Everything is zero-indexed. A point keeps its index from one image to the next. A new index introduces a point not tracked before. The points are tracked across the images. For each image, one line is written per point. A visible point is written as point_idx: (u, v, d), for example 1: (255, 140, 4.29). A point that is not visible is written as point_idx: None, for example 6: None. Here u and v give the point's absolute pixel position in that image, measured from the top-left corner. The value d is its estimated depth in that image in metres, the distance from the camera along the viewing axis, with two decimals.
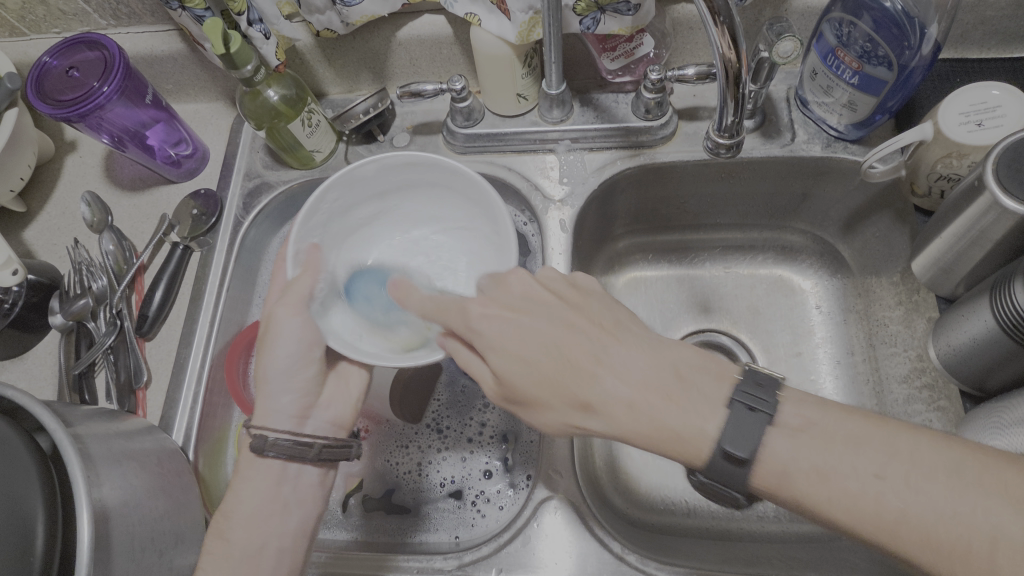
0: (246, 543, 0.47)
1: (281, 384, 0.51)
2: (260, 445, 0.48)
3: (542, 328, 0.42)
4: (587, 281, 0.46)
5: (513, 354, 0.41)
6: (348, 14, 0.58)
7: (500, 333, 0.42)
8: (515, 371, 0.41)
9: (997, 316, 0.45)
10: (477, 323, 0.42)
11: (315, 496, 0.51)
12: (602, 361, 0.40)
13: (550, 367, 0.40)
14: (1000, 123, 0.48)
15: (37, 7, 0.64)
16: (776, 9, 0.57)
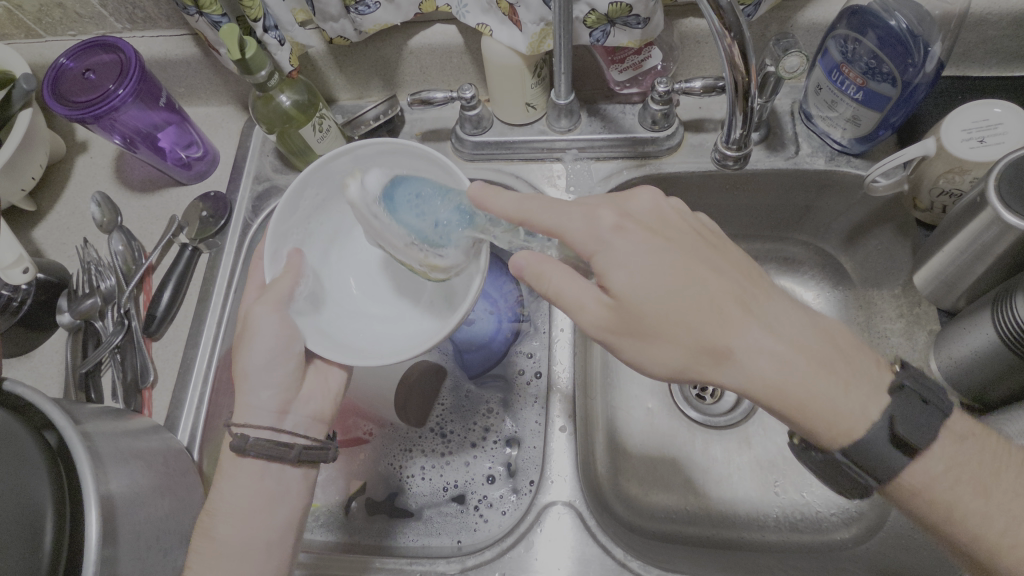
0: (231, 538, 0.48)
1: (260, 380, 0.50)
2: (240, 444, 0.48)
3: (676, 255, 0.40)
4: (640, 203, 0.43)
5: (634, 266, 0.39)
6: (361, 22, 0.59)
7: (624, 254, 0.40)
8: (641, 285, 0.39)
9: (999, 330, 0.46)
10: (597, 245, 0.41)
11: (300, 491, 0.52)
12: (752, 306, 0.39)
13: (676, 290, 0.39)
14: (1002, 140, 0.49)
15: (54, 10, 0.65)
16: (783, 24, 0.58)
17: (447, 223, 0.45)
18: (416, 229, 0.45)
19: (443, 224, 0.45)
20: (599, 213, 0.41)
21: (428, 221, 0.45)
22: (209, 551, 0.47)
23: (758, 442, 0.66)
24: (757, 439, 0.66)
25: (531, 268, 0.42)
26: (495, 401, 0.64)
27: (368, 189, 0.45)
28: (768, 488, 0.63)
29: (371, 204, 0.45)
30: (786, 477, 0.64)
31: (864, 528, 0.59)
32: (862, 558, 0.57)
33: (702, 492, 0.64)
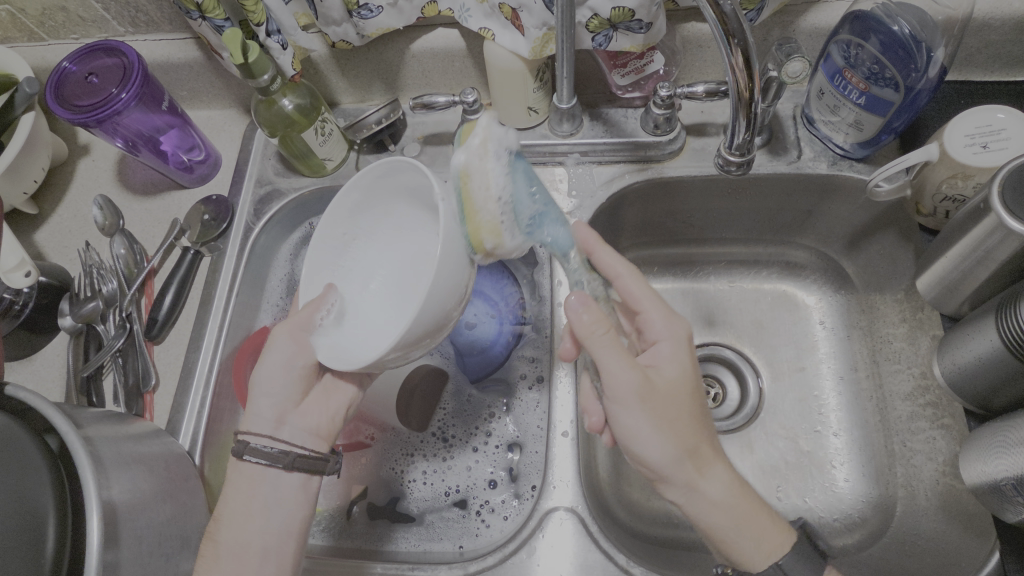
0: (232, 541, 0.48)
1: (267, 389, 0.53)
2: (239, 448, 0.50)
3: (680, 402, 0.47)
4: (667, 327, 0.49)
5: (683, 364, 0.48)
6: (364, 26, 0.59)
7: (673, 358, 0.48)
8: (679, 376, 0.47)
9: (1003, 336, 0.45)
10: (665, 338, 0.49)
11: (300, 499, 0.51)
12: (709, 464, 0.47)
13: (696, 396, 0.48)
14: (1005, 145, 0.49)
15: (57, 13, 0.65)
16: (785, 29, 0.58)
17: (537, 224, 0.48)
18: (514, 199, 0.45)
19: (535, 220, 0.48)
20: (666, 317, 0.49)
21: (529, 206, 0.47)
22: (211, 554, 0.48)
23: (761, 447, 0.66)
24: (760, 443, 0.66)
25: (589, 312, 0.45)
26: (497, 406, 0.64)
27: (505, 143, 0.45)
28: (770, 493, 0.63)
29: (500, 153, 0.45)
30: (789, 482, 0.63)
31: (868, 533, 0.59)
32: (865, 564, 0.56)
33: None
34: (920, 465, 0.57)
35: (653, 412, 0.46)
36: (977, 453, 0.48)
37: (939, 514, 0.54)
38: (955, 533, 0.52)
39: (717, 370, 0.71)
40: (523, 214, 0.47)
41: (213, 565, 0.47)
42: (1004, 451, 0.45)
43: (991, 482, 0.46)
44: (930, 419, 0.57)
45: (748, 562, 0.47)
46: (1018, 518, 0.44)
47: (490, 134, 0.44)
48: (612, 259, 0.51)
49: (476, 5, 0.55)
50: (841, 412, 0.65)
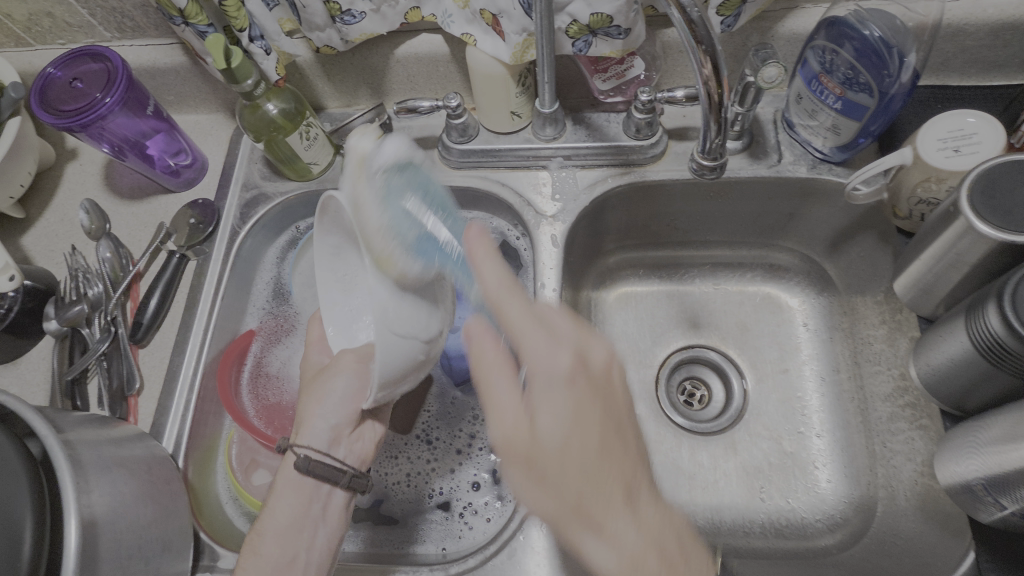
0: (278, 557, 0.49)
1: (332, 406, 0.54)
2: (303, 464, 0.51)
3: (551, 409, 0.40)
4: (556, 358, 0.41)
5: (566, 419, 0.40)
6: (347, 31, 0.60)
7: (558, 402, 0.40)
8: (556, 439, 0.40)
9: (971, 338, 0.46)
10: (542, 357, 0.41)
11: (340, 517, 0.52)
12: (602, 524, 0.39)
13: (592, 471, 0.39)
14: (976, 149, 0.50)
15: (43, 18, 0.65)
16: (763, 34, 0.59)
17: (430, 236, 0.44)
18: (402, 222, 0.42)
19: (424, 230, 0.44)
20: (548, 334, 0.41)
21: (413, 226, 0.43)
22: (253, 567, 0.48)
23: (744, 449, 0.66)
24: (743, 445, 0.66)
25: (477, 347, 0.43)
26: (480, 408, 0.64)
27: (382, 158, 0.42)
28: (754, 494, 0.63)
29: (376, 175, 0.42)
30: (772, 483, 0.64)
31: (849, 534, 0.60)
32: (845, 564, 0.57)
33: (688, 497, 0.64)
34: (900, 466, 0.58)
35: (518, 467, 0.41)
36: (949, 453, 0.48)
37: (917, 514, 0.55)
38: (931, 532, 0.53)
39: (701, 372, 0.71)
40: (416, 237, 0.43)
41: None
42: (974, 452, 0.46)
43: (962, 482, 0.47)
44: (909, 420, 0.57)
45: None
46: (990, 517, 0.45)
47: (368, 157, 0.42)
48: (495, 269, 0.42)
49: (458, 11, 0.56)
50: (824, 413, 0.66)
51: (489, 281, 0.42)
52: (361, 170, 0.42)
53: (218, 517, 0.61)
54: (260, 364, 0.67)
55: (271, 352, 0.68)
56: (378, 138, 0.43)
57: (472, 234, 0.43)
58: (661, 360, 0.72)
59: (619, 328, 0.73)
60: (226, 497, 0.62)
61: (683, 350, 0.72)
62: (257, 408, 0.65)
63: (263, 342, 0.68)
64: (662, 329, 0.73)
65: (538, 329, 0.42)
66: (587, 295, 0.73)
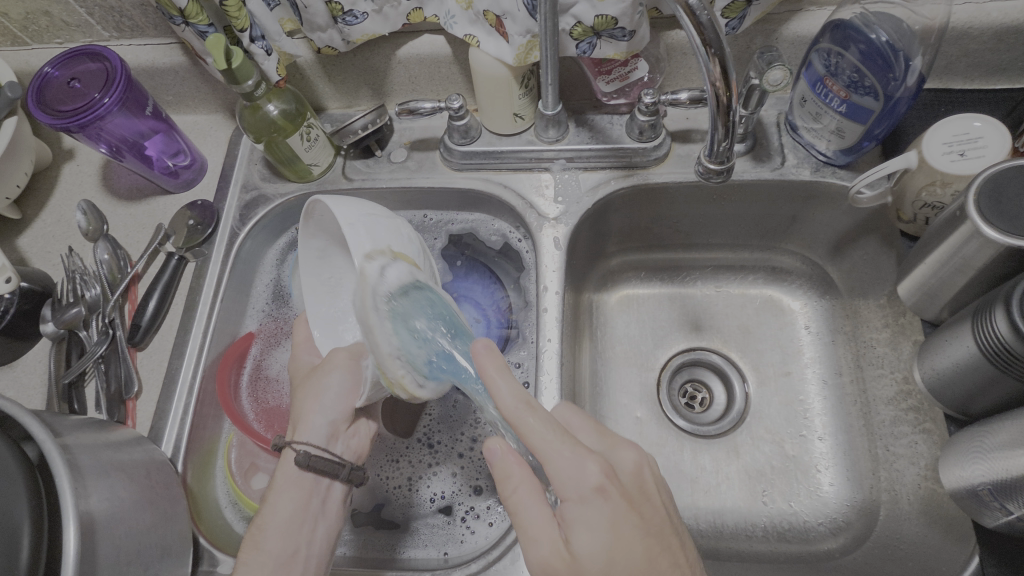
0: (280, 552, 0.48)
1: (329, 403, 0.52)
2: (305, 460, 0.49)
3: (587, 529, 0.40)
4: (577, 473, 0.40)
5: (603, 539, 0.40)
6: (349, 32, 0.59)
7: (592, 517, 0.40)
8: (597, 561, 0.39)
9: (977, 343, 0.46)
10: (573, 475, 0.40)
11: (338, 511, 0.52)
12: None
13: (637, 574, 0.40)
14: (982, 153, 0.49)
15: (40, 17, 0.65)
16: (767, 37, 0.58)
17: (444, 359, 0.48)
18: (410, 346, 0.47)
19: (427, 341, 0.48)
20: (571, 448, 0.40)
21: (420, 348, 0.47)
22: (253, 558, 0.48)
23: (747, 452, 0.66)
24: (745, 449, 0.66)
25: (502, 466, 0.42)
26: (483, 411, 0.64)
27: (383, 291, 0.46)
28: (756, 497, 0.63)
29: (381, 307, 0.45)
30: (774, 487, 0.64)
31: (852, 537, 0.59)
32: (849, 568, 0.57)
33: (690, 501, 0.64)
34: (903, 470, 0.57)
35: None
36: (954, 457, 0.48)
37: (921, 518, 0.55)
38: (935, 536, 0.52)
39: (704, 375, 0.71)
40: (423, 360, 0.47)
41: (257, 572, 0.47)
42: (981, 456, 0.45)
43: (968, 487, 0.46)
44: (913, 424, 0.57)
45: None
46: (996, 522, 0.45)
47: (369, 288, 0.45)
48: (508, 388, 0.41)
49: (461, 13, 0.55)
50: (827, 416, 0.66)
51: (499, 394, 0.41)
52: (364, 303, 0.45)
53: (217, 522, 0.60)
54: (259, 367, 0.67)
55: (271, 355, 0.68)
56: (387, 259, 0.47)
57: (478, 353, 0.42)
58: (663, 363, 0.72)
59: (621, 331, 0.73)
60: (225, 500, 0.62)
61: (685, 353, 0.72)
62: (256, 411, 0.64)
63: (263, 344, 0.68)
64: (664, 332, 0.73)
65: (562, 446, 0.40)
66: (589, 297, 0.73)
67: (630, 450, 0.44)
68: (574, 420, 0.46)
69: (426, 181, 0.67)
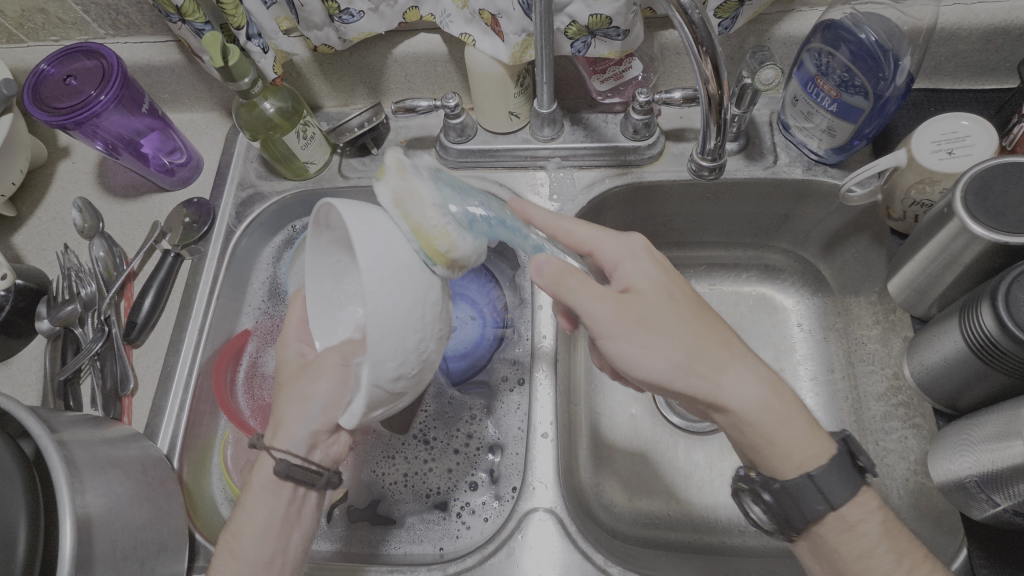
0: (253, 558, 0.47)
1: (314, 410, 0.50)
2: (282, 471, 0.48)
3: (635, 269, 0.48)
4: (619, 244, 0.50)
5: (659, 277, 0.47)
6: (346, 31, 0.59)
7: (643, 268, 0.48)
8: (657, 293, 0.46)
9: (964, 337, 0.46)
10: (624, 257, 0.49)
11: (313, 517, 0.51)
12: (720, 368, 0.44)
13: (690, 312, 0.46)
14: (970, 151, 0.50)
15: (36, 15, 0.65)
16: (759, 37, 0.59)
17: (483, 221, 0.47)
18: (450, 197, 0.46)
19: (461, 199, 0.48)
20: (613, 240, 0.50)
21: (457, 206, 0.46)
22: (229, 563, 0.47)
23: None
24: None
25: (551, 274, 0.45)
26: (479, 408, 0.64)
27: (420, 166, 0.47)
28: None
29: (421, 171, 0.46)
30: None
31: None
32: None
33: (684, 496, 0.64)
34: (893, 464, 0.58)
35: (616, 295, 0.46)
36: (943, 450, 0.49)
37: (911, 512, 0.56)
38: (924, 530, 0.53)
39: None
40: (462, 216, 0.46)
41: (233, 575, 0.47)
42: (967, 450, 0.46)
43: (956, 480, 0.47)
44: (902, 419, 0.58)
45: (777, 469, 0.44)
46: (984, 514, 0.45)
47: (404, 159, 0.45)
48: (544, 216, 0.52)
49: (457, 12, 0.56)
50: (818, 412, 0.66)
51: (580, 237, 0.51)
52: (402, 167, 0.45)
53: (213, 518, 0.60)
54: (255, 364, 0.67)
55: (266, 352, 0.68)
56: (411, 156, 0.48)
57: (521, 206, 0.52)
58: None
59: None
60: (221, 497, 0.62)
61: None
62: (251, 408, 0.64)
63: (258, 342, 0.68)
64: None
65: (601, 243, 0.50)
66: None
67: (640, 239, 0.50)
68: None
69: None
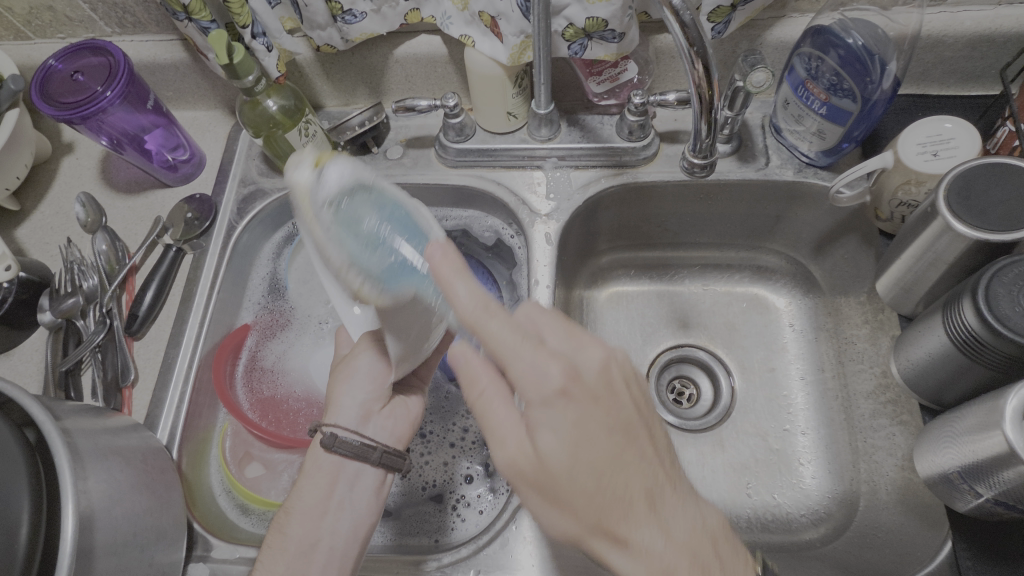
0: (303, 537, 0.49)
1: (359, 384, 0.55)
2: (328, 441, 0.51)
3: (549, 410, 0.38)
4: (546, 375, 0.38)
5: (568, 437, 0.37)
6: (348, 31, 0.61)
7: (553, 420, 0.38)
8: (563, 460, 0.37)
9: (949, 333, 0.47)
10: (536, 384, 0.38)
11: (370, 505, 0.52)
12: (623, 534, 0.37)
13: (604, 473, 0.37)
14: (954, 153, 0.52)
15: (44, 12, 0.66)
16: (752, 42, 0.61)
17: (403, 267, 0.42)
18: (364, 255, 0.41)
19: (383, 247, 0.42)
20: (543, 349, 0.38)
21: (379, 255, 0.42)
22: (279, 545, 0.49)
23: (731, 445, 0.68)
24: (730, 442, 0.68)
25: (467, 372, 0.42)
26: None
27: (324, 195, 0.41)
28: (740, 489, 0.65)
29: (324, 211, 0.41)
30: (758, 479, 0.65)
31: (832, 528, 0.61)
32: (829, 556, 0.58)
33: None
34: (881, 461, 0.59)
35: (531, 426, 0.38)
36: (929, 444, 0.50)
37: (898, 507, 0.57)
38: (911, 524, 0.54)
39: (691, 371, 0.73)
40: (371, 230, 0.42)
41: (281, 557, 0.48)
42: (951, 443, 0.47)
43: (941, 473, 0.48)
44: (891, 416, 0.59)
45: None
46: (967, 506, 0.46)
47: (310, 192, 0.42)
48: (465, 290, 0.39)
49: (457, 14, 0.57)
50: (809, 411, 0.67)
51: (495, 346, 0.38)
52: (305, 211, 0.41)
53: (212, 509, 0.61)
54: (254, 358, 0.67)
55: (266, 346, 0.68)
56: (319, 167, 0.43)
57: (432, 253, 0.39)
58: (652, 359, 0.73)
59: (610, 327, 0.75)
60: (219, 489, 0.62)
61: (672, 349, 0.74)
62: (251, 401, 0.66)
63: (258, 336, 0.69)
64: (652, 328, 0.75)
65: (516, 357, 0.38)
66: (579, 294, 0.75)
67: (596, 346, 0.40)
68: (545, 327, 0.41)
69: (421, 178, 0.69)
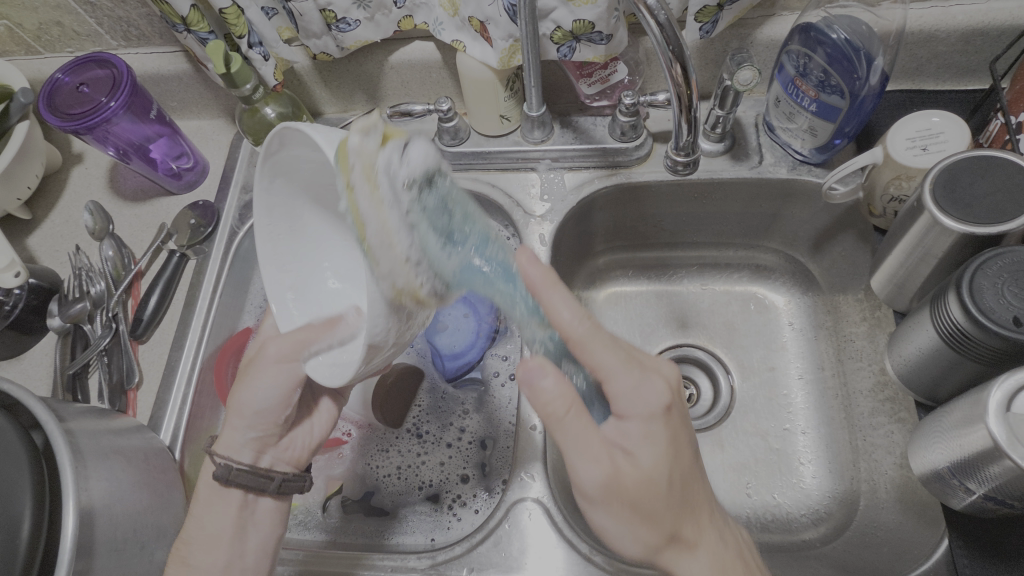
0: (211, 564, 0.51)
1: (254, 413, 0.55)
2: (224, 475, 0.52)
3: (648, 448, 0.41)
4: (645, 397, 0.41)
5: (662, 450, 0.41)
6: (342, 38, 0.62)
7: (653, 440, 0.41)
8: (662, 472, 0.41)
9: (938, 328, 0.47)
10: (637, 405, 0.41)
11: (273, 522, 0.55)
12: (691, 543, 0.42)
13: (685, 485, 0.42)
14: (943, 147, 0.51)
15: (53, 28, 0.68)
16: (742, 41, 0.61)
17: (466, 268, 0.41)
18: (434, 250, 0.39)
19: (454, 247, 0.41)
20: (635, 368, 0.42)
21: (450, 258, 0.40)
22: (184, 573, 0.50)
23: (731, 445, 0.67)
24: (730, 442, 0.67)
25: (544, 390, 0.39)
26: (470, 402, 0.65)
27: (393, 169, 0.37)
28: (740, 489, 0.64)
29: (403, 196, 0.37)
30: (758, 479, 0.65)
31: (832, 527, 0.60)
32: (829, 556, 0.57)
33: None
34: (881, 459, 0.59)
35: (630, 468, 0.40)
36: (922, 440, 0.49)
37: (896, 506, 0.56)
38: (908, 524, 0.53)
39: (690, 371, 0.73)
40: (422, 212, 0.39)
41: None
42: (941, 440, 0.47)
43: (934, 470, 0.48)
44: (889, 414, 0.59)
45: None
46: (962, 502, 0.46)
47: (379, 164, 0.36)
48: (564, 303, 0.41)
49: (449, 19, 0.59)
50: (809, 410, 0.67)
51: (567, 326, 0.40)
52: (372, 190, 0.35)
53: None
54: None
55: None
56: (391, 141, 0.37)
57: (524, 263, 0.40)
58: None
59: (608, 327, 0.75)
60: None
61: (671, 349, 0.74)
62: None
63: None
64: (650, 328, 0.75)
65: (614, 376, 0.41)
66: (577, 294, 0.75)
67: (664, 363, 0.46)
68: None
69: None
